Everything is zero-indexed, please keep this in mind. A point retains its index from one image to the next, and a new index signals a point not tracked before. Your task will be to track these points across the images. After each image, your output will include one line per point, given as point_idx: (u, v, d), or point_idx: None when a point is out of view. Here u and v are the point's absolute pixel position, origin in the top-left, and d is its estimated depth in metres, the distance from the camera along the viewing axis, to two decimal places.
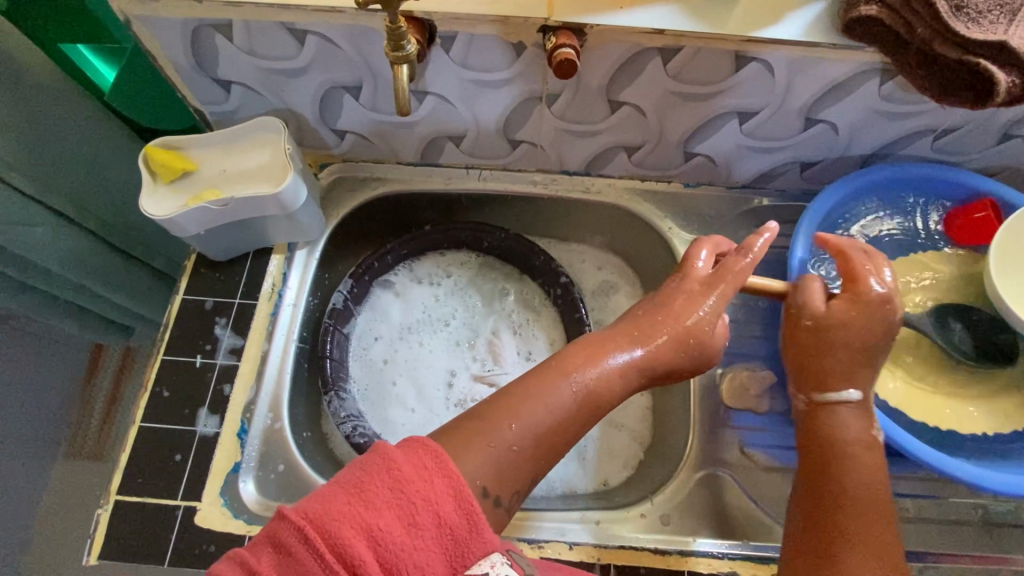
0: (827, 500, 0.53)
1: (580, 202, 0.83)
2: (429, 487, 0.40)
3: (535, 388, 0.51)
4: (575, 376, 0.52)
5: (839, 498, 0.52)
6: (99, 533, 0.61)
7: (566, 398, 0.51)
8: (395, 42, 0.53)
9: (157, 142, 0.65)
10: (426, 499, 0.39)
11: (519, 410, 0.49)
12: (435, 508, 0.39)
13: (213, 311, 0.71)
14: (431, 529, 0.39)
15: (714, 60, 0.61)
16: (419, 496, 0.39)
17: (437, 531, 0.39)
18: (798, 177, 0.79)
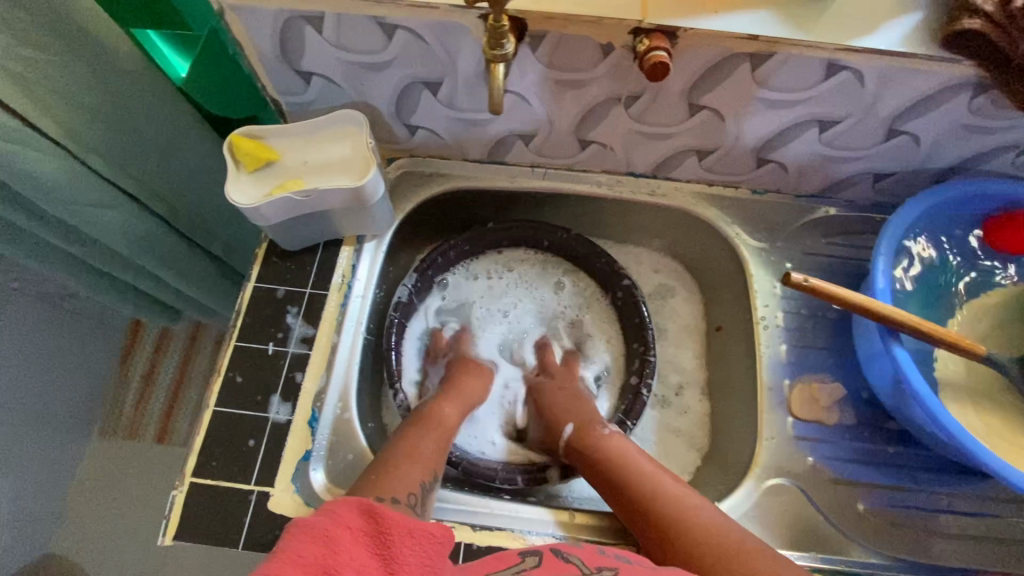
0: (634, 502, 0.63)
1: (645, 204, 0.83)
2: (336, 522, 0.48)
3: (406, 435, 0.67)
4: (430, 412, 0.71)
5: (647, 497, 0.62)
6: (175, 512, 0.62)
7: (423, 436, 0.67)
8: (494, 41, 0.53)
9: (240, 130, 0.65)
10: (335, 530, 0.47)
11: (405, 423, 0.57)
12: (341, 533, 0.47)
13: (284, 299, 0.72)
14: (356, 544, 0.47)
15: (805, 68, 0.60)
16: (323, 528, 0.47)
17: (358, 546, 0.47)
18: (869, 188, 0.78)
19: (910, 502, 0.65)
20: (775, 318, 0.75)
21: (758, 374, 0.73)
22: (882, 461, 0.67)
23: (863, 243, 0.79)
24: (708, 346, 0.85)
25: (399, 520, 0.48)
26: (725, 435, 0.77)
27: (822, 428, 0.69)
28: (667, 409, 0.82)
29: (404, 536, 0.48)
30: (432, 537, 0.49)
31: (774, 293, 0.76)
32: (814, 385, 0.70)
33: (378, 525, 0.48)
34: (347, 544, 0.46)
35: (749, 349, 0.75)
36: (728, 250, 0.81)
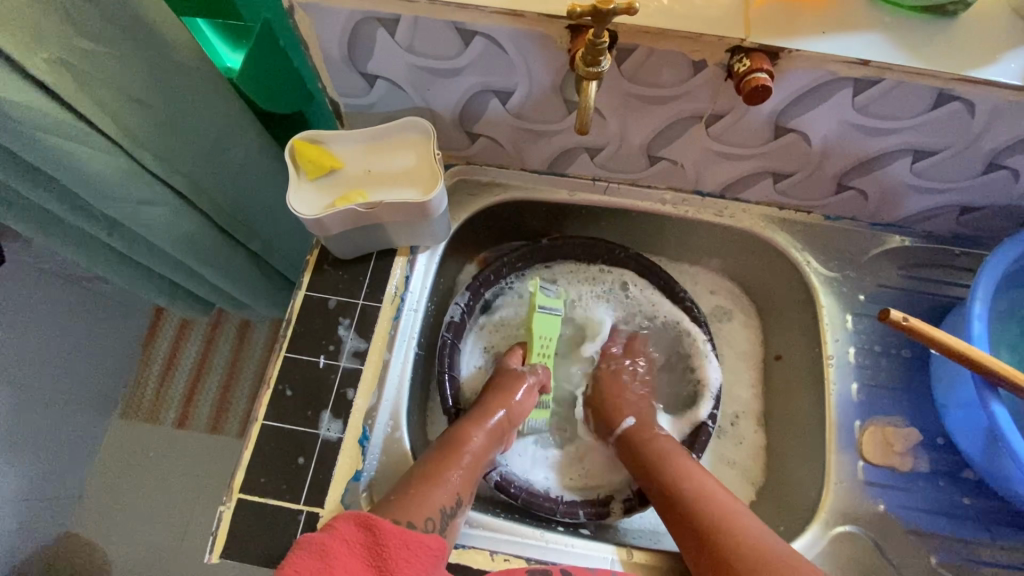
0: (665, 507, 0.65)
1: (710, 224, 0.79)
2: (334, 536, 0.51)
3: (433, 459, 0.64)
4: (455, 437, 0.67)
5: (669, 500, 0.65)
6: (222, 530, 0.60)
7: (448, 466, 0.64)
8: (592, 57, 0.50)
9: (303, 136, 0.65)
10: (334, 544, 0.51)
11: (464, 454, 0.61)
12: (337, 546, 0.50)
13: (336, 310, 0.69)
14: (351, 558, 0.50)
15: (911, 96, 0.56)
16: (323, 543, 0.50)
17: (354, 558, 0.50)
18: (952, 221, 0.73)
19: (986, 558, 0.62)
20: (844, 353, 0.71)
21: (825, 412, 0.70)
22: (957, 512, 0.64)
23: (941, 278, 0.74)
24: (766, 375, 0.82)
25: (392, 531, 0.52)
26: (785, 472, 0.73)
27: (892, 473, 0.66)
28: (721, 439, 0.80)
29: (399, 547, 0.52)
30: (425, 546, 0.53)
31: (845, 327, 0.72)
32: (886, 428, 0.67)
33: (374, 538, 0.52)
34: (342, 557, 0.50)
35: (816, 384, 0.72)
36: (797, 277, 0.77)
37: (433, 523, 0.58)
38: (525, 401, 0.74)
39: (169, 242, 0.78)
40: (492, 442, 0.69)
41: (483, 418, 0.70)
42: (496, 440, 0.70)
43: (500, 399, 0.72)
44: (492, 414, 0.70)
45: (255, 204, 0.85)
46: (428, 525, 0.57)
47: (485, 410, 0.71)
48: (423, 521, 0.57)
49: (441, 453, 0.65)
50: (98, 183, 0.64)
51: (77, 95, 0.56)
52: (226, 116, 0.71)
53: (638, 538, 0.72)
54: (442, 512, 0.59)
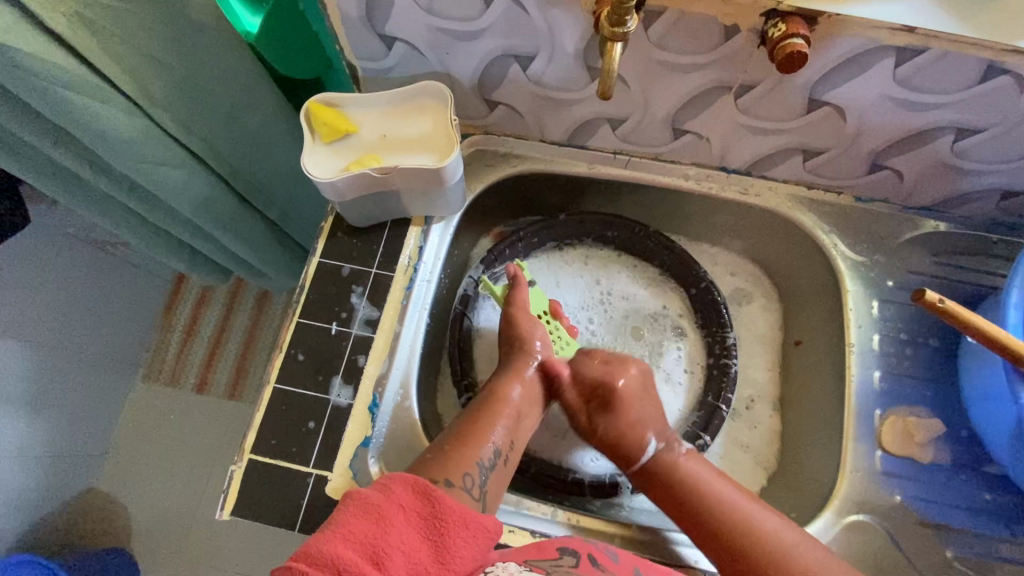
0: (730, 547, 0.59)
1: (734, 203, 0.76)
2: (389, 500, 0.45)
3: (468, 418, 0.62)
4: (493, 393, 0.65)
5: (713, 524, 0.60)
6: (233, 489, 0.61)
7: (485, 421, 0.61)
8: (617, 17, 0.47)
9: (319, 98, 0.64)
10: (389, 508, 0.45)
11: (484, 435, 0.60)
12: (394, 512, 0.44)
13: (349, 277, 0.69)
14: (409, 527, 0.44)
15: (960, 67, 0.53)
16: (378, 505, 0.44)
17: (411, 528, 0.44)
18: (993, 206, 0.69)
19: (1006, 555, 0.60)
20: (868, 341, 0.69)
21: (844, 399, 0.68)
22: (978, 507, 0.62)
23: (978, 265, 0.70)
24: (784, 361, 0.79)
25: (454, 507, 0.46)
26: (799, 458, 0.72)
27: (911, 465, 0.64)
28: (735, 423, 0.78)
29: (458, 525, 0.46)
30: (482, 529, 0.47)
31: (870, 313, 0.70)
32: (908, 418, 0.65)
33: (433, 509, 0.45)
34: (399, 525, 0.44)
35: (838, 372, 0.70)
36: (823, 260, 0.74)
37: (471, 480, 0.55)
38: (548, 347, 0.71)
39: (186, 205, 0.78)
40: (530, 394, 0.67)
41: (516, 371, 0.67)
42: (535, 397, 0.68)
43: (529, 353, 0.69)
44: (525, 368, 0.68)
45: (271, 169, 0.84)
46: (467, 482, 0.55)
47: (517, 365, 0.68)
48: (462, 478, 0.55)
49: (478, 410, 0.63)
50: (117, 142, 0.64)
51: (96, 51, 0.55)
52: (244, 77, 0.70)
53: (644, 517, 0.71)
54: (481, 467, 0.57)
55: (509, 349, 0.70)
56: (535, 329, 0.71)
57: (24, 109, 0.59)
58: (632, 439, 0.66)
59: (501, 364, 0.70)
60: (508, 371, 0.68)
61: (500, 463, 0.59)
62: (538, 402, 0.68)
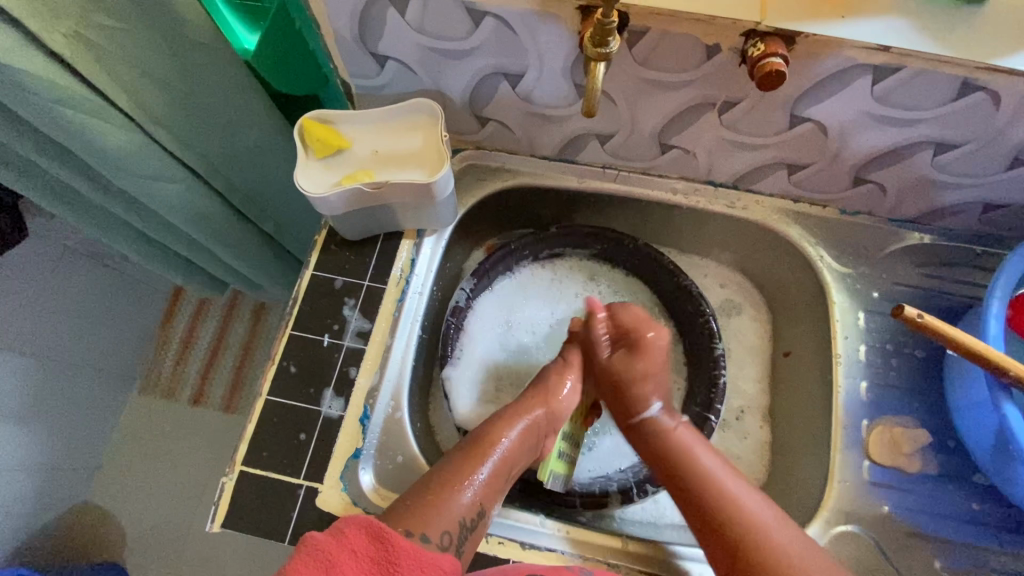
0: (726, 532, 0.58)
1: (722, 216, 0.77)
2: (341, 544, 0.45)
3: (456, 464, 0.60)
4: (482, 439, 0.63)
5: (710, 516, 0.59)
6: (224, 501, 0.61)
7: (472, 467, 0.60)
8: (600, 37, 0.49)
9: (312, 114, 0.66)
10: (340, 554, 0.44)
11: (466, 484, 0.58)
12: (345, 558, 0.44)
13: (342, 290, 0.70)
14: (360, 573, 0.43)
15: (935, 85, 0.54)
16: (329, 552, 0.44)
17: (362, 573, 0.43)
18: (975, 218, 0.70)
19: (994, 566, 0.60)
20: (855, 351, 0.70)
21: (832, 410, 0.68)
22: (966, 517, 0.62)
23: (961, 277, 0.71)
24: (774, 372, 0.80)
25: (407, 547, 0.45)
26: (789, 469, 0.72)
27: (898, 475, 0.65)
28: (726, 434, 0.78)
29: (412, 569, 0.44)
30: (441, 571, 0.46)
31: (856, 324, 0.71)
32: (895, 428, 0.66)
33: (386, 553, 0.44)
34: (350, 570, 0.43)
35: (825, 382, 0.71)
36: (809, 272, 0.75)
37: (449, 538, 0.54)
38: (571, 397, 0.69)
39: (182, 219, 0.78)
40: (522, 445, 0.65)
41: (516, 418, 0.65)
42: (530, 447, 0.66)
43: (540, 401, 0.67)
44: (521, 418, 0.65)
45: (266, 184, 0.86)
46: (444, 539, 0.54)
47: (519, 410, 0.66)
48: (439, 535, 0.53)
49: (468, 454, 0.61)
50: (116, 159, 0.65)
51: (97, 72, 0.57)
52: (240, 95, 0.72)
53: (636, 528, 0.72)
54: (461, 526, 0.56)
55: (531, 389, 0.69)
56: (563, 378, 0.70)
57: (26, 127, 0.60)
58: (638, 396, 0.68)
59: (502, 408, 0.67)
60: (503, 415, 0.66)
61: (481, 520, 0.58)
62: (531, 451, 0.66)
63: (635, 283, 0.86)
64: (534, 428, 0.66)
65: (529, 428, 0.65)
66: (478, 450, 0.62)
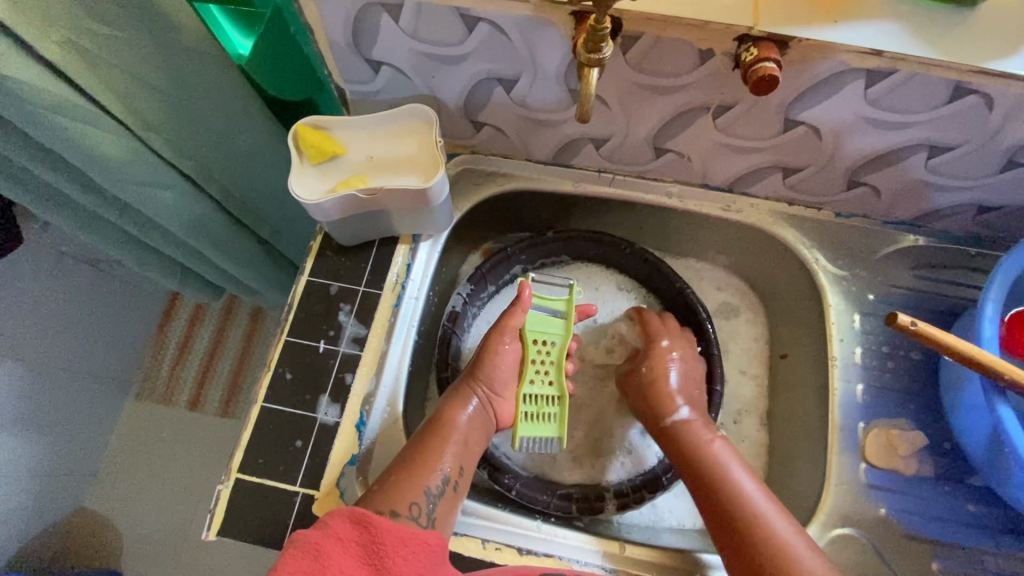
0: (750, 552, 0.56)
1: (717, 219, 0.77)
2: (327, 536, 0.48)
3: (415, 446, 0.63)
4: (440, 421, 0.65)
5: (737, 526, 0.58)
6: (219, 509, 0.61)
7: (433, 448, 0.62)
8: (594, 43, 0.49)
9: (306, 121, 0.65)
10: (327, 543, 0.47)
11: (429, 463, 0.60)
12: (332, 546, 0.47)
13: (337, 296, 0.70)
14: (348, 557, 0.47)
15: (928, 88, 0.54)
16: (316, 542, 0.47)
17: (350, 558, 0.47)
18: (969, 220, 0.70)
19: (991, 568, 0.60)
20: (851, 354, 0.70)
21: (828, 412, 0.68)
22: (962, 519, 0.62)
23: (955, 278, 0.72)
24: (771, 374, 0.80)
25: (390, 528, 0.49)
26: (786, 471, 0.72)
27: (895, 477, 0.65)
28: (723, 437, 0.78)
29: (396, 545, 0.48)
30: (424, 545, 0.50)
31: (852, 326, 0.71)
32: (891, 430, 0.66)
33: (369, 536, 0.48)
34: (337, 557, 0.47)
35: (821, 385, 0.71)
36: (805, 276, 0.75)
37: (418, 508, 0.57)
38: (506, 366, 0.70)
39: (177, 225, 0.78)
40: (479, 423, 0.67)
41: (464, 397, 0.67)
42: (485, 422, 0.68)
43: (478, 379, 0.69)
44: (470, 396, 0.67)
45: (262, 190, 0.86)
46: (414, 511, 0.57)
47: (466, 389, 0.68)
48: (407, 507, 0.56)
49: (425, 437, 0.64)
50: (110, 165, 0.65)
51: (90, 79, 0.57)
52: (234, 101, 0.71)
53: (634, 533, 0.71)
54: (428, 495, 0.58)
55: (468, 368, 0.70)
56: (495, 350, 0.70)
57: (19, 135, 0.60)
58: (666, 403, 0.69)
59: (449, 390, 0.70)
60: (449, 397, 0.68)
61: (449, 490, 0.61)
62: (486, 428, 0.68)
63: (639, 289, 0.86)
64: (481, 405, 0.68)
65: (482, 405, 0.68)
66: (434, 432, 0.64)
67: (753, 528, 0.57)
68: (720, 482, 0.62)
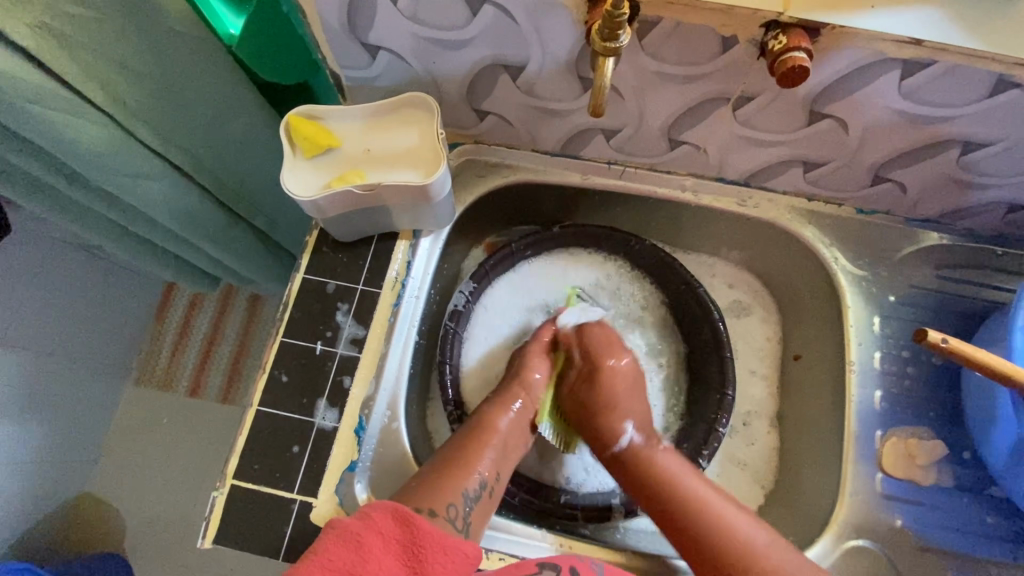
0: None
1: (732, 214, 0.73)
2: (368, 527, 0.46)
3: (456, 448, 0.62)
4: (480, 423, 0.64)
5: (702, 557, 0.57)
6: (215, 516, 0.59)
7: (474, 451, 0.61)
8: (610, 31, 0.45)
9: (299, 111, 0.61)
10: (369, 537, 0.45)
11: (469, 467, 0.59)
12: (373, 540, 0.45)
13: (334, 294, 0.67)
14: (387, 554, 0.45)
15: (969, 80, 0.50)
16: (358, 534, 0.45)
17: (390, 555, 0.45)
18: (998, 219, 0.67)
19: None
20: (870, 358, 0.67)
21: (843, 420, 0.66)
22: (981, 532, 0.61)
23: (979, 280, 0.68)
24: (783, 374, 0.78)
25: (433, 532, 0.47)
26: (796, 477, 0.71)
27: (913, 488, 0.63)
28: (734, 440, 0.76)
29: (437, 552, 0.46)
30: (464, 556, 0.48)
31: (871, 329, 0.68)
32: (910, 440, 0.63)
33: (411, 537, 0.46)
34: (379, 553, 0.44)
35: (837, 390, 0.68)
36: (823, 276, 0.72)
37: (455, 510, 0.55)
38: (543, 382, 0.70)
39: (167, 217, 0.75)
40: (520, 427, 0.66)
41: (507, 402, 0.67)
42: (524, 430, 0.67)
43: (522, 387, 0.68)
44: (515, 401, 0.67)
45: (258, 180, 0.82)
46: (451, 513, 0.55)
47: (510, 396, 0.67)
48: (446, 508, 0.55)
49: (465, 440, 0.62)
50: (94, 156, 0.61)
51: (66, 65, 0.52)
52: (224, 87, 0.67)
53: (641, 541, 0.70)
54: (465, 497, 0.57)
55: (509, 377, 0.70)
56: (536, 364, 0.71)
57: None
58: (611, 429, 0.67)
59: (492, 393, 0.69)
60: (488, 398, 0.68)
61: (485, 495, 0.59)
62: (525, 437, 0.67)
63: (640, 278, 0.82)
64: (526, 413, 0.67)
65: (524, 406, 0.67)
66: (474, 438, 0.63)
67: (698, 517, 0.59)
68: (687, 509, 0.59)
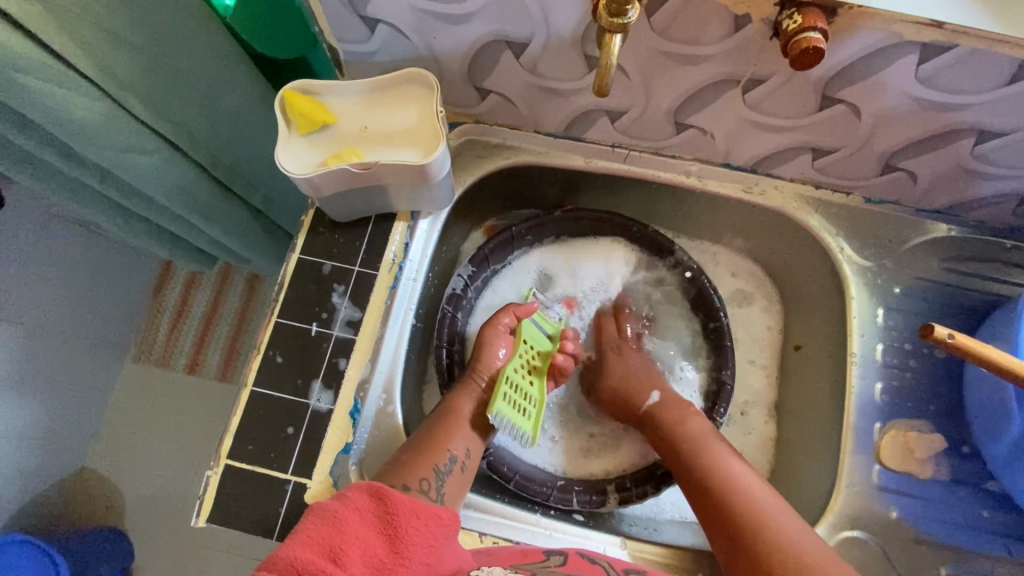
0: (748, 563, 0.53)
1: (737, 200, 0.72)
2: (346, 504, 0.46)
3: (427, 428, 0.61)
4: (449, 405, 0.63)
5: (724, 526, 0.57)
6: (209, 495, 0.59)
7: (443, 431, 0.61)
8: (617, 6, 0.43)
9: (295, 85, 0.60)
10: (345, 512, 0.45)
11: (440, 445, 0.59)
12: (350, 515, 0.45)
13: (330, 275, 0.66)
14: (366, 528, 0.45)
15: (989, 66, 0.48)
16: (335, 510, 0.45)
17: (367, 527, 0.45)
18: (1010, 212, 0.65)
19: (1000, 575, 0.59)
20: (872, 350, 0.66)
21: (842, 411, 0.65)
22: (975, 525, 0.61)
23: (987, 273, 0.67)
24: (783, 365, 0.77)
25: (406, 501, 0.47)
26: (793, 467, 0.70)
27: (908, 480, 0.62)
28: (731, 429, 0.76)
29: (411, 517, 0.46)
30: (438, 519, 0.48)
31: (874, 322, 0.67)
32: (908, 432, 0.63)
33: (387, 507, 0.46)
34: (356, 526, 0.45)
35: (837, 382, 0.67)
36: (827, 266, 0.71)
37: (428, 483, 0.56)
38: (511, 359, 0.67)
39: (161, 192, 0.73)
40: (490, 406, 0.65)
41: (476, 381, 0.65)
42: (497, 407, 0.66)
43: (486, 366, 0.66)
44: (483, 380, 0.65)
45: (254, 156, 0.80)
46: (425, 486, 0.55)
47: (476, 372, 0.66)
48: (419, 482, 0.55)
49: (439, 418, 0.62)
50: (86, 130, 0.59)
51: (54, 34, 0.50)
52: (217, 59, 0.65)
53: (635, 526, 0.70)
54: (438, 472, 0.57)
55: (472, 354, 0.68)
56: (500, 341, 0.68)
57: None
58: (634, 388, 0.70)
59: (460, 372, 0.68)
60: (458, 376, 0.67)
61: (457, 471, 0.59)
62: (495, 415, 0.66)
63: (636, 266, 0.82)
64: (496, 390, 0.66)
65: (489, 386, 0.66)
66: (444, 420, 0.62)
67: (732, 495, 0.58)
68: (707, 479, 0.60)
